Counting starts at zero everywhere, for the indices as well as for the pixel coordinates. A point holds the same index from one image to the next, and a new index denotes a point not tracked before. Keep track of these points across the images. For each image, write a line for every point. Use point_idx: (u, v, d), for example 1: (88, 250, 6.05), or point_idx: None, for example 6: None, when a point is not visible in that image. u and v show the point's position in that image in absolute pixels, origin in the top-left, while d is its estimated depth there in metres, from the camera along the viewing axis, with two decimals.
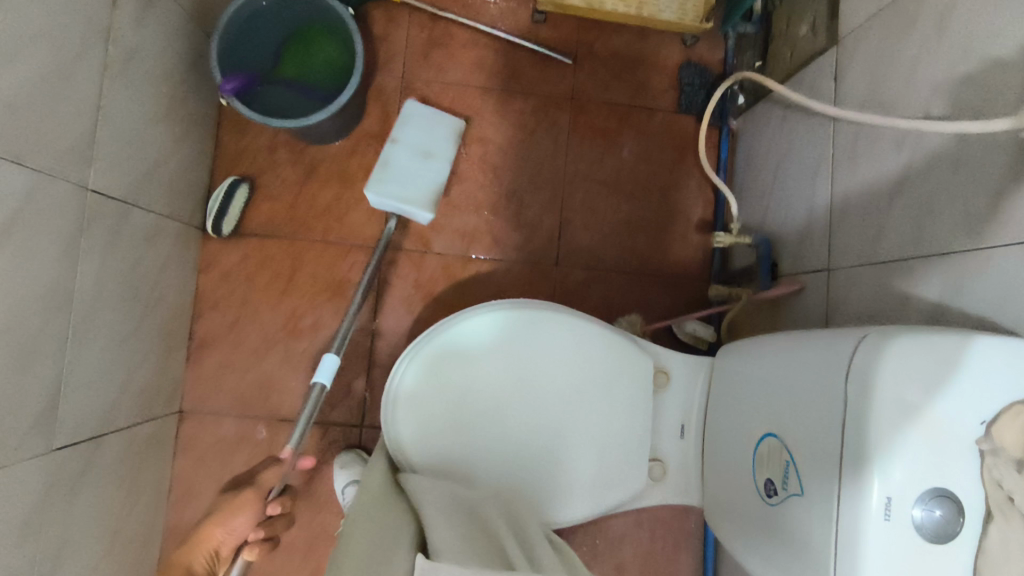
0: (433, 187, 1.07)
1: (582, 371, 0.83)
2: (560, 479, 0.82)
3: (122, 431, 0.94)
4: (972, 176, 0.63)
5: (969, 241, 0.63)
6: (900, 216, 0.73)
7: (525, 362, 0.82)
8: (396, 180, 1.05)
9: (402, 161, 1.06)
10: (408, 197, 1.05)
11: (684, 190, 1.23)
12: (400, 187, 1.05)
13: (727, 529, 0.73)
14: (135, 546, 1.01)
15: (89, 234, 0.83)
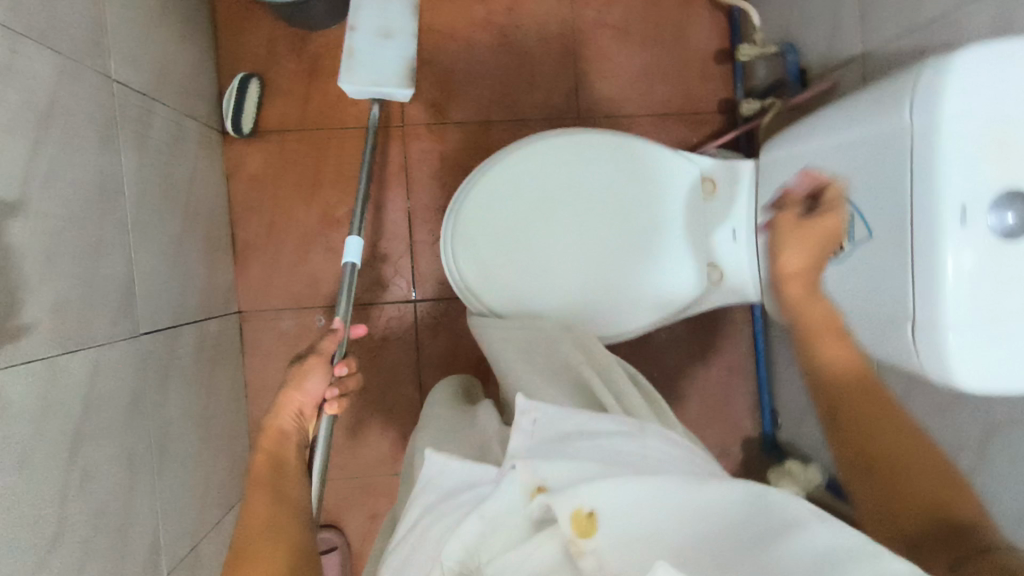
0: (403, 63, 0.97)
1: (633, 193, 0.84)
2: (626, 295, 0.85)
3: (194, 324, 0.96)
4: None
5: None
6: None
7: (577, 193, 0.83)
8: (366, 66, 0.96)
9: (365, 44, 0.96)
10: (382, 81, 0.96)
11: (698, 21, 1.19)
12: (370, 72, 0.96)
13: None
14: (228, 435, 1.07)
15: (123, 130, 0.81)
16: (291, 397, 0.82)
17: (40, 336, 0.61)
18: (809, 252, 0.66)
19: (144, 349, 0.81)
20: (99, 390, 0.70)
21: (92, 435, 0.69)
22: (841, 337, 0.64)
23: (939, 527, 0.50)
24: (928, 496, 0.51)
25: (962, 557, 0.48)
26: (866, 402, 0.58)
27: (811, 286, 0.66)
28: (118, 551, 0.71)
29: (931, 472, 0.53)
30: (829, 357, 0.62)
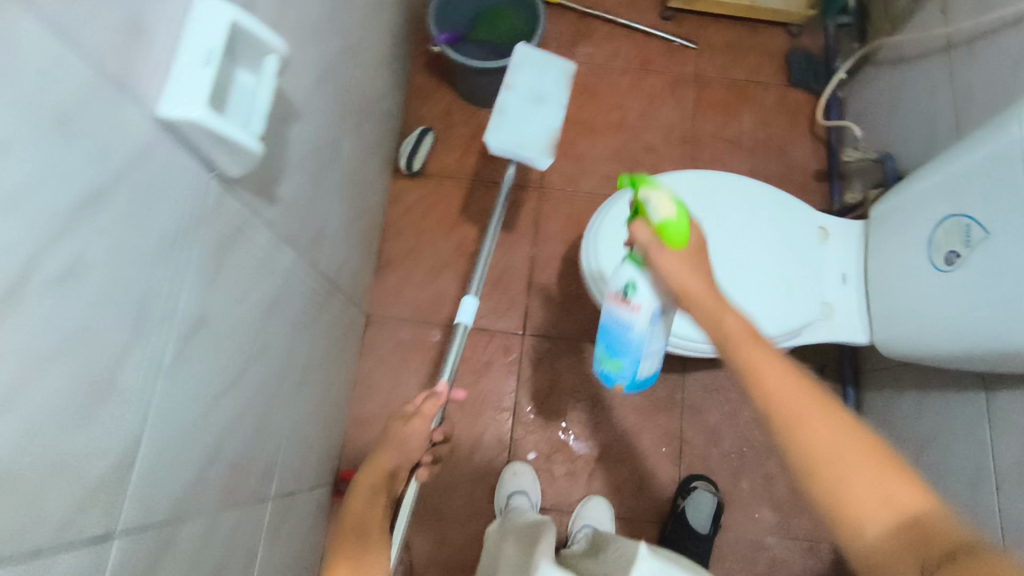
0: (552, 132, 0.81)
1: (779, 235, 0.95)
2: (736, 313, 0.91)
3: (343, 298, 1.11)
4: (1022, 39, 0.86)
5: None
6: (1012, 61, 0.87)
7: (738, 211, 0.96)
8: (511, 124, 0.80)
9: (513, 103, 0.82)
10: (525, 144, 0.80)
11: (801, 145, 1.38)
12: (517, 132, 0.81)
13: (910, 331, 0.84)
14: (334, 416, 1.13)
15: (350, 116, 1.01)
16: (385, 456, 0.73)
17: (273, 212, 0.75)
18: (694, 269, 0.58)
19: (314, 281, 0.95)
20: (282, 297, 0.83)
21: (270, 322, 0.80)
22: (846, 418, 0.51)
23: (929, 553, 0.44)
24: (863, 496, 0.47)
25: (934, 559, 0.43)
26: (791, 401, 0.52)
27: (732, 336, 0.56)
28: (257, 430, 0.80)
29: (840, 455, 0.49)
30: (764, 378, 0.53)
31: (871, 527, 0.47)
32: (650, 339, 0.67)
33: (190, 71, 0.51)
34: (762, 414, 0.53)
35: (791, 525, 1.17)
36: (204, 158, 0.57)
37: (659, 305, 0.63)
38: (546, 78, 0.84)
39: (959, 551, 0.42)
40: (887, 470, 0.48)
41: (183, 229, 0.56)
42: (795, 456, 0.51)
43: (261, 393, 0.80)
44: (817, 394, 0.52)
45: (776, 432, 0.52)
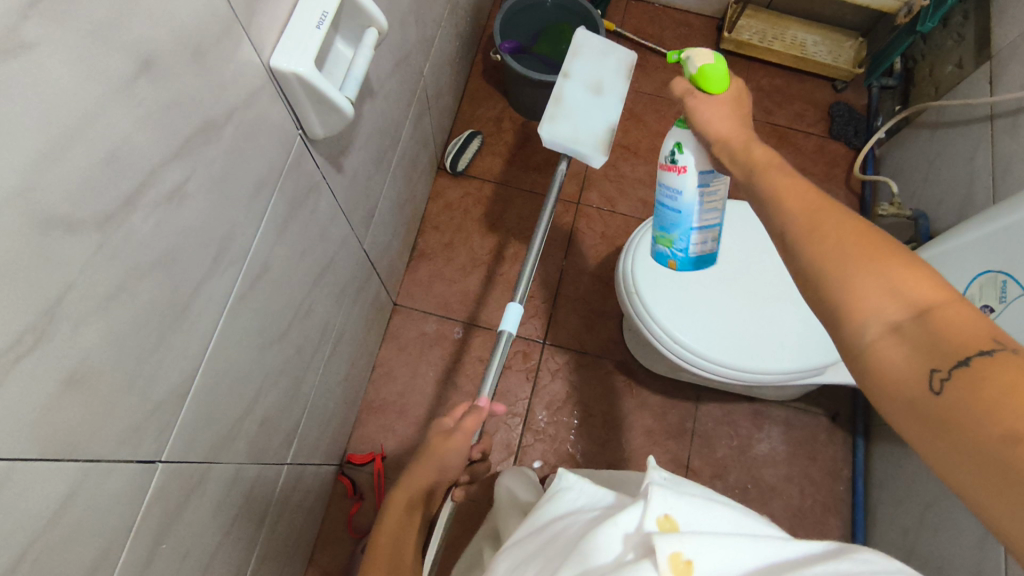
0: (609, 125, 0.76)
1: None
2: (750, 340, 0.92)
3: (378, 281, 1.13)
4: None
5: None
6: None
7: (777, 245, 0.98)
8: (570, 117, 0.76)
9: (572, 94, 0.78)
10: (580, 139, 0.76)
11: (836, 196, 1.41)
12: (575, 123, 0.76)
13: None
14: (352, 396, 1.14)
15: (413, 105, 1.05)
16: (422, 476, 0.71)
17: (337, 181, 0.78)
18: (733, 115, 0.60)
19: (359, 258, 0.97)
20: (331, 265, 0.85)
21: (317, 287, 0.82)
22: (864, 225, 0.42)
23: (945, 359, 0.35)
24: (870, 286, 0.39)
25: (943, 369, 0.35)
26: (802, 200, 0.47)
27: (747, 136, 0.58)
28: (290, 391, 0.81)
29: (855, 244, 0.41)
30: (785, 194, 0.48)
31: (875, 329, 0.38)
32: (702, 207, 0.73)
33: (302, 29, 0.54)
34: (769, 215, 0.49)
35: None
36: (296, 114, 0.60)
37: (704, 169, 0.68)
38: (604, 71, 0.80)
39: (970, 353, 0.34)
40: (905, 263, 0.39)
41: (265, 176, 0.58)
42: (802, 258, 0.43)
43: (298, 355, 0.81)
44: (842, 208, 0.44)
45: (788, 231, 0.46)
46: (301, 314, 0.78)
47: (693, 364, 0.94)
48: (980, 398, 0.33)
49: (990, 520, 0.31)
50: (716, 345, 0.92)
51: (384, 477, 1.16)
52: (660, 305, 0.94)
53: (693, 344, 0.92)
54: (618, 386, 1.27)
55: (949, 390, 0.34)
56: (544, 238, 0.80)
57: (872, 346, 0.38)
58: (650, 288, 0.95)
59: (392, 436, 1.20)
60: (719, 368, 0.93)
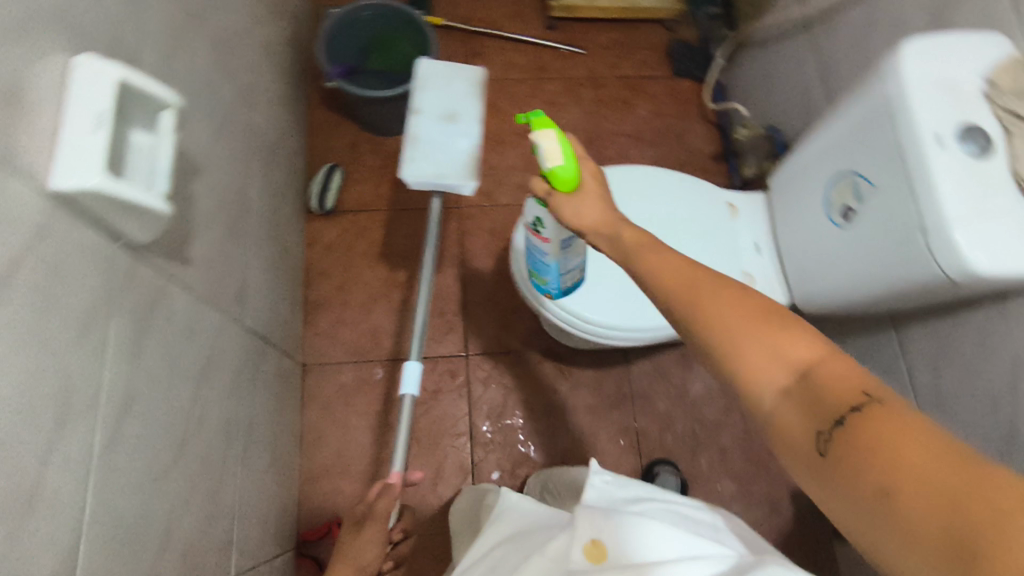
0: (472, 151, 0.69)
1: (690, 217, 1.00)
2: (656, 302, 0.94)
3: (275, 352, 1.06)
4: (869, 11, 0.96)
5: (893, 40, 0.91)
6: (863, 31, 0.97)
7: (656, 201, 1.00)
8: (431, 154, 0.68)
9: (427, 128, 0.69)
10: (447, 172, 0.68)
11: (697, 131, 1.46)
12: (439, 159, 0.68)
13: (822, 287, 0.91)
14: (285, 473, 1.07)
15: (254, 162, 0.98)
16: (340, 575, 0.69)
17: (189, 272, 0.72)
18: (603, 204, 0.63)
19: (245, 339, 0.90)
20: (215, 357, 0.78)
21: (206, 388, 0.75)
22: (743, 296, 0.47)
23: (825, 415, 0.39)
24: (756, 357, 0.44)
25: (825, 429, 0.39)
26: (682, 279, 0.51)
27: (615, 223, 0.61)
28: (210, 507, 0.75)
29: (737, 318, 0.46)
30: (670, 275, 0.53)
31: (769, 396, 0.43)
32: (568, 260, 0.83)
33: (79, 138, 0.47)
34: (660, 297, 0.53)
35: (751, 490, 1.22)
36: (107, 228, 0.53)
37: (565, 237, 0.78)
38: (455, 96, 0.72)
39: (845, 410, 0.38)
40: (783, 330, 0.44)
41: (92, 308, 0.52)
42: (700, 341, 0.48)
43: (209, 466, 0.75)
44: (729, 285, 0.49)
45: (678, 312, 0.50)
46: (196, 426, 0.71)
47: (615, 340, 0.96)
48: (854, 452, 0.37)
49: (880, 556, 0.35)
50: (627, 317, 0.93)
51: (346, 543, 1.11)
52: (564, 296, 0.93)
53: (606, 322, 0.93)
54: (550, 374, 1.27)
55: (833, 448, 0.38)
56: (436, 285, 0.80)
57: (771, 411, 0.43)
58: None
59: (342, 499, 1.15)
60: (638, 336, 0.95)
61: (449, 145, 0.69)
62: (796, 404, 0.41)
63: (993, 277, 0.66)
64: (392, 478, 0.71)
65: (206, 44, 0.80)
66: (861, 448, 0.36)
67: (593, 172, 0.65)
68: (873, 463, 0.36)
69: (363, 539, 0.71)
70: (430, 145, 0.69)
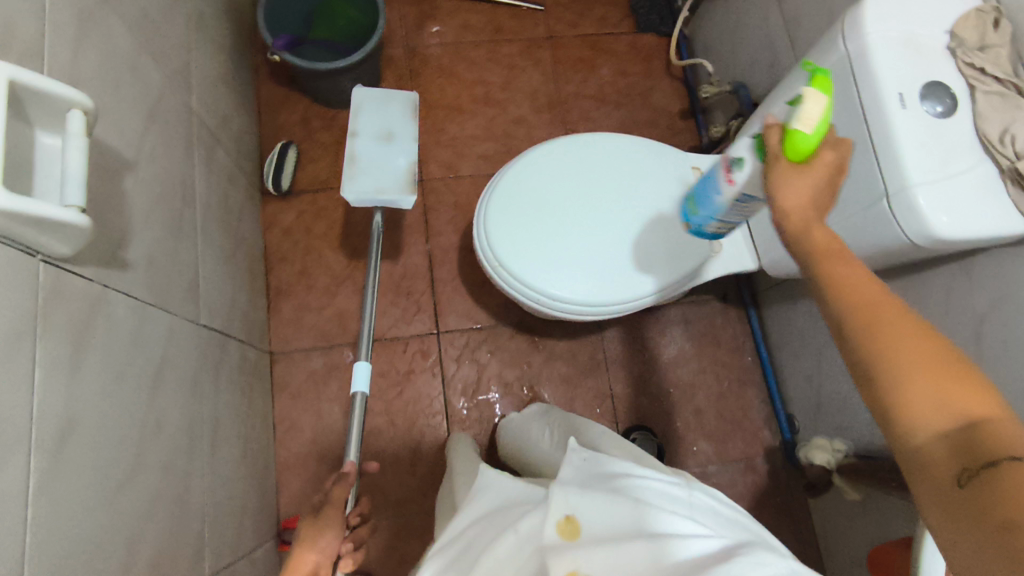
0: (408, 165, 0.73)
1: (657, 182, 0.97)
2: (630, 274, 0.92)
3: (238, 345, 1.03)
4: None
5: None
6: None
7: (625, 166, 0.97)
8: (367, 170, 0.72)
9: (365, 146, 0.73)
10: (386, 187, 0.72)
11: (661, 89, 1.42)
12: (376, 175, 0.73)
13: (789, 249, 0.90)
14: (259, 465, 1.06)
15: (196, 149, 0.93)
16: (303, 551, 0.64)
17: (130, 276, 0.68)
18: (811, 186, 0.53)
19: (201, 337, 0.87)
20: (169, 361, 0.75)
21: (162, 394, 0.73)
22: (923, 330, 0.45)
23: (976, 462, 0.39)
24: (921, 390, 0.42)
25: (973, 471, 0.39)
26: (862, 295, 0.48)
27: (807, 217, 0.52)
28: (178, 512, 0.73)
29: (912, 346, 0.44)
30: (846, 286, 0.49)
31: (920, 428, 0.42)
32: (732, 212, 0.76)
33: None
34: (823, 309, 0.50)
35: (727, 450, 1.23)
36: (23, 243, 0.50)
37: (749, 192, 0.71)
38: (392, 113, 0.77)
39: (999, 458, 0.38)
40: (958, 371, 0.43)
41: (16, 330, 0.49)
42: (856, 356, 0.46)
43: (174, 472, 0.73)
44: (908, 313, 0.46)
45: (846, 323, 0.47)
46: (155, 434, 0.69)
47: (591, 315, 0.94)
48: (996, 503, 0.37)
49: None
50: (602, 290, 0.91)
51: None
52: (535, 275, 0.90)
53: (580, 298, 0.90)
54: (523, 347, 1.26)
55: (974, 487, 0.38)
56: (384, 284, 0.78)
57: (916, 444, 0.42)
58: (518, 262, 0.90)
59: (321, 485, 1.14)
60: (613, 309, 0.93)
61: (386, 161, 0.73)
62: (950, 445, 0.41)
63: (955, 239, 0.65)
64: (343, 466, 0.77)
65: (125, 26, 0.74)
66: (1004, 505, 0.36)
67: (828, 162, 0.53)
68: (1013, 521, 0.36)
69: (313, 528, 0.67)
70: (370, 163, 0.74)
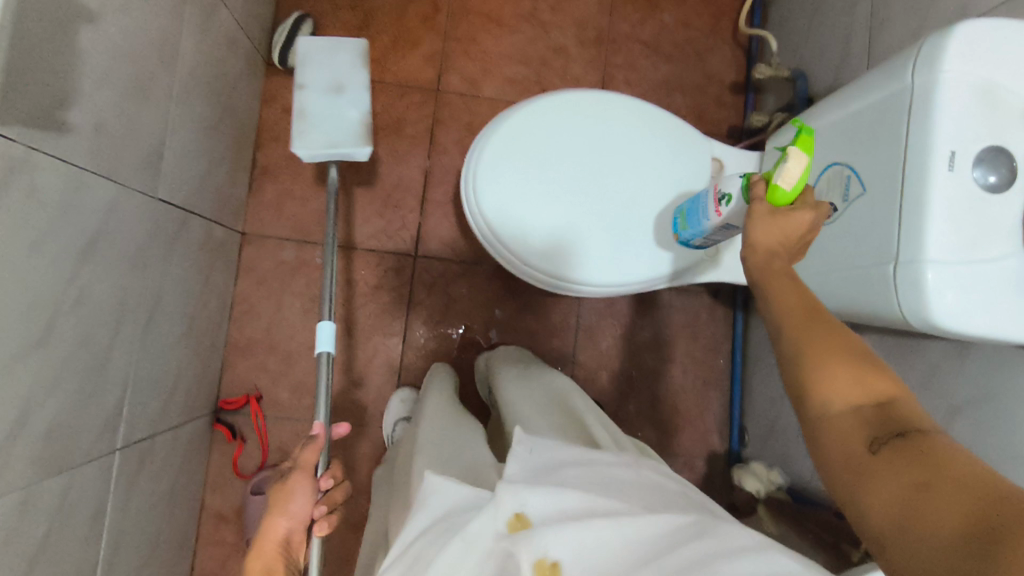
0: (359, 120, 0.83)
1: (671, 166, 0.89)
2: (615, 258, 0.86)
3: (203, 222, 0.99)
4: None
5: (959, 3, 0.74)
6: None
7: (626, 140, 0.88)
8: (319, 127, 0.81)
9: (315, 102, 0.83)
10: (339, 141, 0.82)
11: (721, 54, 1.28)
12: (328, 130, 0.82)
13: None
14: (206, 342, 1.06)
15: (189, 6, 0.84)
16: (273, 522, 0.59)
17: (67, 141, 0.63)
18: (785, 226, 0.57)
19: (156, 211, 0.83)
20: (106, 235, 0.72)
21: (90, 268, 0.70)
22: (845, 334, 0.49)
23: (884, 431, 0.43)
24: (841, 377, 0.46)
25: (880, 439, 0.42)
26: (797, 309, 0.52)
27: (772, 253, 0.57)
28: (91, 385, 0.73)
29: (838, 350, 0.48)
30: (783, 292, 0.54)
31: (837, 405, 0.46)
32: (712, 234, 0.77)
33: None
34: (765, 317, 0.54)
35: (671, 443, 1.22)
36: None
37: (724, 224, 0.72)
38: (341, 65, 0.86)
39: (909, 429, 0.42)
40: (875, 367, 0.47)
41: None
42: (783, 353, 0.50)
43: (92, 346, 0.72)
44: (832, 321, 0.50)
45: (781, 329, 0.52)
46: (72, 309, 0.67)
47: (563, 289, 0.89)
48: (899, 461, 0.40)
49: (878, 544, 0.39)
50: (582, 267, 0.85)
51: (262, 416, 1.14)
52: (514, 235, 0.84)
53: (555, 270, 0.85)
54: (497, 291, 1.22)
55: (885, 450, 0.42)
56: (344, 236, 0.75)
57: (829, 418, 0.46)
58: (500, 218, 0.84)
59: (266, 374, 1.16)
60: (588, 289, 0.87)
61: (337, 117, 0.83)
62: (857, 421, 0.44)
63: (950, 332, 0.58)
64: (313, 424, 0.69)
65: None
66: (907, 461, 0.40)
67: (814, 216, 0.58)
68: (906, 474, 0.39)
69: (283, 492, 0.61)
70: (317, 116, 0.82)
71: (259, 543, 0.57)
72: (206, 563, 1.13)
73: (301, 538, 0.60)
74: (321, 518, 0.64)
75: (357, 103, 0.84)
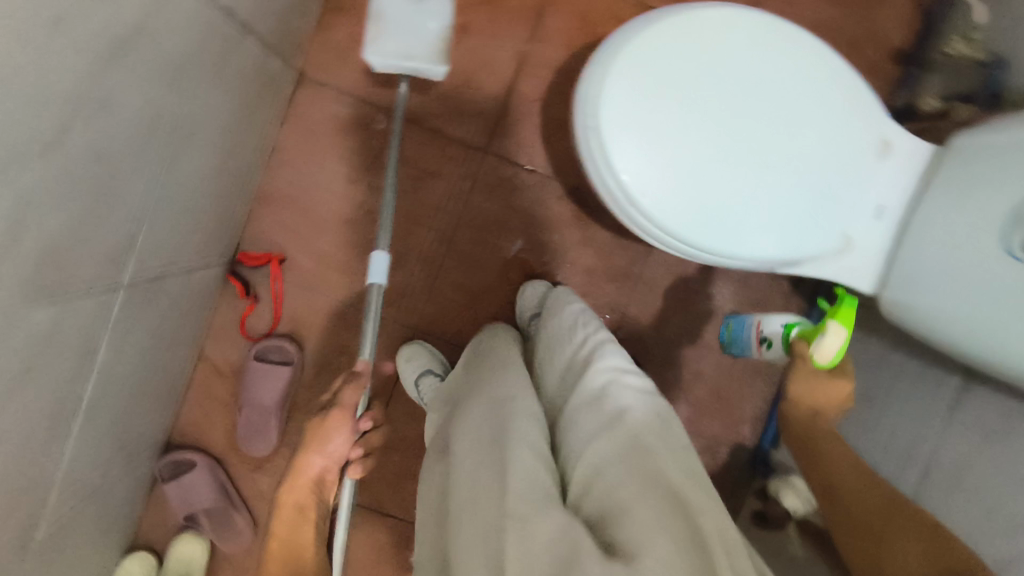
0: (439, 33, 0.89)
1: (828, 131, 0.73)
2: (730, 223, 0.72)
3: (262, 47, 0.85)
4: None
5: None
6: None
7: (786, 84, 0.72)
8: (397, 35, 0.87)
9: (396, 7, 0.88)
10: (416, 53, 0.88)
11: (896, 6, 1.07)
12: (405, 39, 0.88)
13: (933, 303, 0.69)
14: (236, 186, 0.95)
15: None
16: (308, 460, 0.68)
17: None
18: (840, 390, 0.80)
19: (213, 17, 0.68)
20: (151, 27, 0.57)
21: (128, 66, 0.56)
22: (929, 522, 0.64)
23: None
24: (913, 549, 0.61)
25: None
26: (880, 514, 0.67)
27: (814, 415, 0.81)
28: (102, 207, 0.61)
29: (918, 537, 0.62)
30: (841, 489, 0.73)
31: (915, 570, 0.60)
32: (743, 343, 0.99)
33: None
34: (831, 505, 0.73)
35: (700, 423, 1.13)
36: None
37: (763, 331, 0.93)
38: None
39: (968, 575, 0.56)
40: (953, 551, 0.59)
41: None
42: (861, 549, 0.66)
43: (113, 160, 0.59)
44: (907, 508, 0.66)
45: (855, 525, 0.68)
46: (96, 110, 0.54)
47: (657, 243, 0.75)
48: None
49: None
50: (690, 222, 0.71)
51: (281, 280, 1.05)
52: (624, 163, 0.70)
53: (658, 217, 0.71)
54: (563, 216, 1.08)
55: None
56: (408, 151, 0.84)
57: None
58: (613, 138, 0.70)
59: (293, 237, 1.06)
60: (687, 249, 0.74)
61: (417, 28, 0.88)
62: None
63: None
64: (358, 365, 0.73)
65: None
66: None
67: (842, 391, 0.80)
68: None
69: (317, 431, 0.70)
70: (396, 22, 0.88)
71: (295, 476, 0.67)
72: (191, 413, 1.07)
73: (330, 475, 0.69)
74: (356, 461, 0.72)
75: (438, 14, 0.89)
